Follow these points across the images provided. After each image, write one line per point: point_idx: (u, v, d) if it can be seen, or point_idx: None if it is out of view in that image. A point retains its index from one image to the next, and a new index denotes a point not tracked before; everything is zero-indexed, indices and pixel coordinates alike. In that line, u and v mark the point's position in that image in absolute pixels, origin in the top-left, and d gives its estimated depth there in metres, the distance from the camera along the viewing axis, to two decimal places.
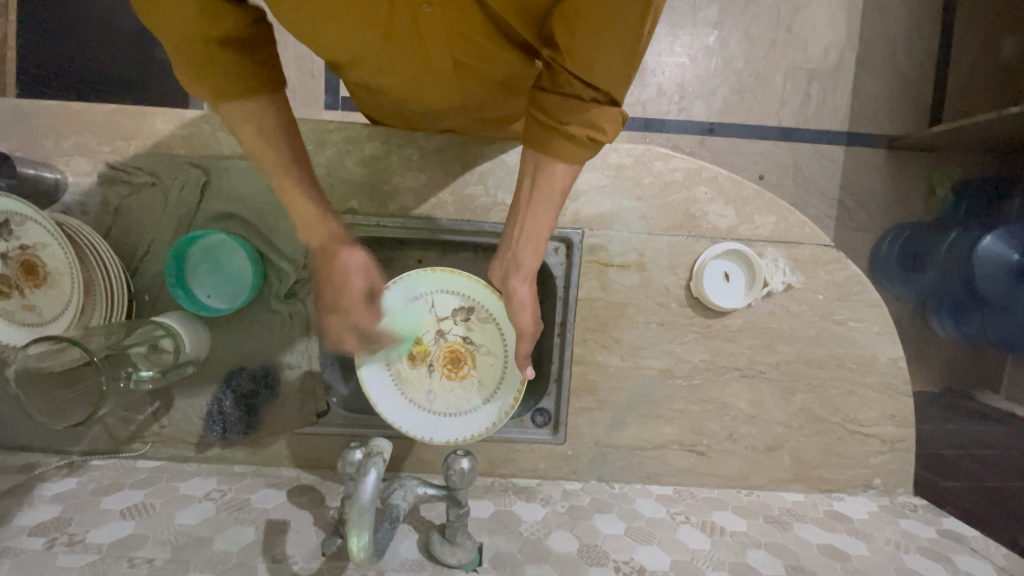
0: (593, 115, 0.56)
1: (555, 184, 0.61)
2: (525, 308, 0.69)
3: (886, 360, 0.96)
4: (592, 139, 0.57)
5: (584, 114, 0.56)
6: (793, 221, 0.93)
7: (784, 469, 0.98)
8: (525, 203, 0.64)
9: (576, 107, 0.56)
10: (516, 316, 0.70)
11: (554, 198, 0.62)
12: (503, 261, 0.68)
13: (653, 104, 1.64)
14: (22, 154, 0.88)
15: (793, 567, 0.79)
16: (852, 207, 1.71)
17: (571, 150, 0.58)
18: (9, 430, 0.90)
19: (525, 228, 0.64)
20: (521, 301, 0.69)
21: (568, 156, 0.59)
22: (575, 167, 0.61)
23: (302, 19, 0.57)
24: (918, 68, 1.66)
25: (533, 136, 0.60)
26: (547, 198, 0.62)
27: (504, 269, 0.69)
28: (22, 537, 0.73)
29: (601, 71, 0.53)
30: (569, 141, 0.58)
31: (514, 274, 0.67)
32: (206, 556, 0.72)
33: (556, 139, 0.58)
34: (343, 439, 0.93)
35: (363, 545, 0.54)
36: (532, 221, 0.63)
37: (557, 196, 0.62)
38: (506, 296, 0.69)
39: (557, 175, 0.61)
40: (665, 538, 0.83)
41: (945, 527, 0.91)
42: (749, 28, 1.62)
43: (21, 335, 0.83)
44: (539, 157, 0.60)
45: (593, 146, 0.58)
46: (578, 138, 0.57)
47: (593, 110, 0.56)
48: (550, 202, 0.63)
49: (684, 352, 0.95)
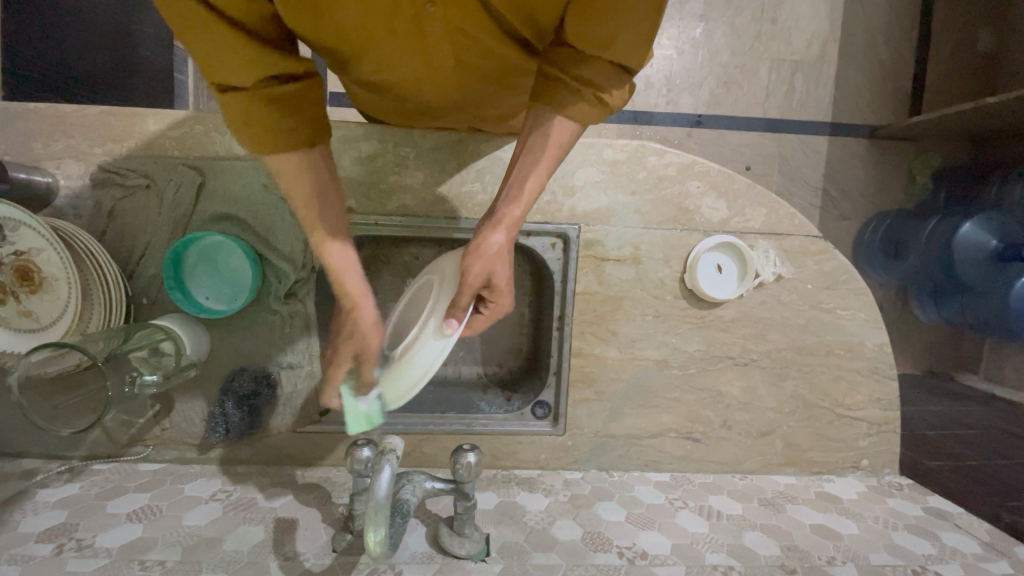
0: (609, 79, 0.58)
1: (551, 137, 0.60)
2: (479, 257, 0.59)
3: (872, 345, 1.00)
4: (602, 100, 0.59)
5: (602, 74, 0.58)
6: (782, 213, 0.96)
7: (777, 453, 1.02)
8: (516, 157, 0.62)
9: (590, 61, 0.58)
10: (466, 261, 0.58)
11: (554, 154, 0.60)
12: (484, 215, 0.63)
13: (641, 97, 1.66)
14: (11, 157, 0.86)
15: (788, 547, 0.83)
16: (836, 196, 1.74)
17: (584, 108, 0.59)
18: (7, 437, 0.89)
19: (511, 178, 0.61)
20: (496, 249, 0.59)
21: (575, 112, 0.59)
22: (578, 128, 0.61)
23: (309, 23, 0.57)
24: (899, 59, 1.70)
25: (540, 94, 0.60)
26: (539, 150, 0.60)
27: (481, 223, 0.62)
28: (29, 543, 0.73)
29: (618, 46, 0.56)
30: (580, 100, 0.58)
31: (490, 221, 0.60)
32: (218, 556, 0.73)
33: (566, 93, 0.59)
34: (347, 437, 0.94)
35: (380, 540, 0.55)
36: (518, 170, 0.61)
37: (554, 149, 0.60)
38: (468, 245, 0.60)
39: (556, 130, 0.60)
40: (665, 524, 0.86)
41: (930, 504, 0.95)
42: (734, 20, 1.63)
43: (17, 341, 0.83)
44: (541, 111, 0.60)
45: (605, 109, 0.60)
46: (589, 95, 0.58)
47: (611, 77, 0.58)
48: (546, 154, 0.60)
49: (679, 343, 0.97)
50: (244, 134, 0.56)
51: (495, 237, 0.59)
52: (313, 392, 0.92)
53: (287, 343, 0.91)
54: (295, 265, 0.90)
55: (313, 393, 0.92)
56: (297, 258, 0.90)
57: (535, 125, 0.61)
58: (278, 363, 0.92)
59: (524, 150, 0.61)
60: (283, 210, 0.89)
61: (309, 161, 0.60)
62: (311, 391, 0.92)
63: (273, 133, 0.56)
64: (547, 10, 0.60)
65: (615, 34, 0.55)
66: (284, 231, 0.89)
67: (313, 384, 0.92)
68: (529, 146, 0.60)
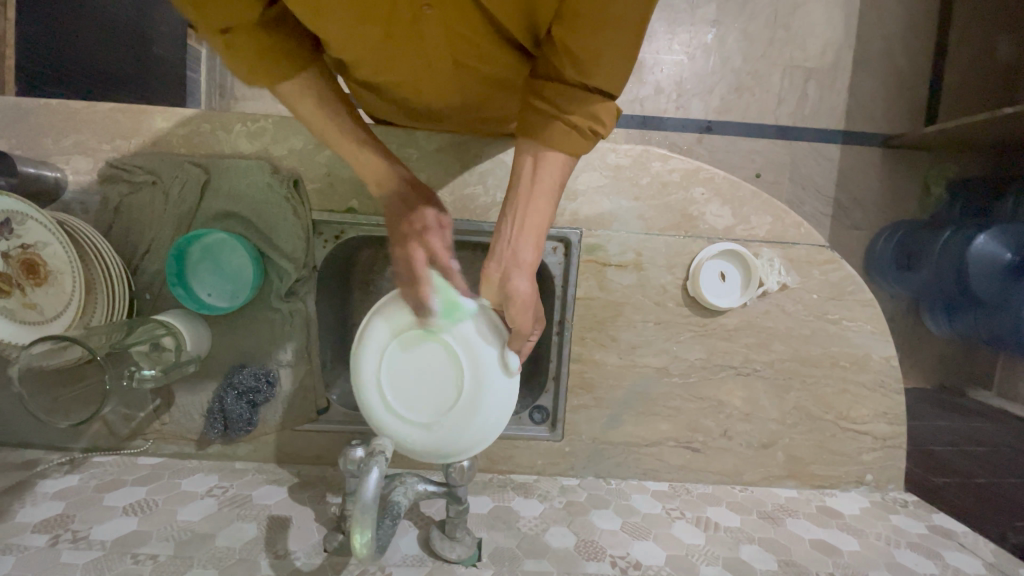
0: (596, 110, 0.58)
1: (552, 174, 0.60)
2: (526, 309, 0.60)
3: (879, 358, 0.98)
4: (594, 130, 0.59)
5: (588, 104, 0.57)
6: (789, 221, 0.94)
7: (778, 466, 1.00)
8: (523, 197, 0.61)
9: (581, 94, 0.57)
10: (516, 318, 0.60)
11: (553, 191, 0.61)
12: (499, 259, 0.61)
13: (650, 102, 1.65)
14: (22, 152, 0.88)
15: (785, 562, 0.81)
16: (847, 205, 1.72)
17: (573, 139, 0.58)
18: (11, 427, 0.90)
19: (524, 220, 0.60)
20: (525, 299, 0.60)
21: (569, 147, 0.59)
22: (570, 159, 0.61)
23: (312, 15, 0.56)
24: (915, 67, 1.67)
25: (533, 123, 0.60)
26: (544, 189, 0.60)
27: (501, 269, 0.61)
28: (26, 533, 0.74)
29: (604, 68, 0.55)
30: (572, 131, 0.58)
31: (515, 269, 0.60)
32: (210, 552, 0.73)
33: (552, 121, 0.58)
34: (343, 437, 0.94)
35: (366, 542, 0.55)
36: (532, 213, 0.60)
37: (555, 188, 0.61)
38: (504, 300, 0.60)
39: (554, 164, 0.60)
40: (661, 534, 0.85)
41: (934, 522, 0.93)
42: (747, 26, 1.62)
43: (22, 333, 0.84)
44: (538, 146, 0.60)
45: (595, 139, 0.60)
46: (579, 126, 0.58)
47: (597, 104, 0.58)
48: (551, 194, 0.61)
49: (680, 350, 0.96)
50: (254, 70, 0.56)
51: (524, 284, 0.60)
52: (312, 390, 0.93)
53: (286, 341, 0.92)
54: (296, 264, 0.90)
55: (311, 391, 0.93)
56: (299, 257, 0.90)
57: (536, 162, 0.60)
58: (277, 361, 0.92)
59: (531, 193, 0.60)
60: (286, 209, 0.89)
61: (314, 83, 0.61)
62: (310, 390, 0.93)
63: (276, 58, 0.57)
64: (543, 17, 0.60)
65: (602, 53, 0.54)
66: (286, 230, 0.90)
67: (311, 383, 0.93)
68: (537, 182, 0.60)
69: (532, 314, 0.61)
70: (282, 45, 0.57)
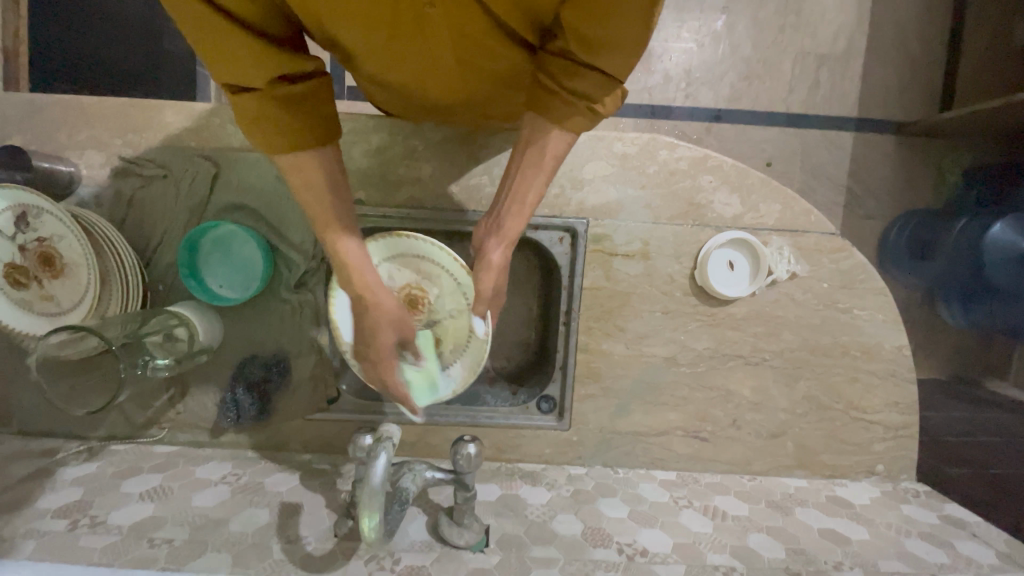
0: (602, 90, 0.58)
1: (552, 154, 0.61)
2: (493, 274, 0.65)
3: (890, 347, 0.97)
4: (595, 111, 0.59)
5: (593, 84, 0.57)
6: (798, 209, 0.93)
7: (787, 455, 1.00)
8: (516, 168, 0.63)
9: (584, 73, 0.57)
10: (480, 280, 0.65)
11: (550, 165, 0.62)
12: (488, 221, 0.66)
13: (659, 91, 1.63)
14: (37, 147, 0.90)
15: (795, 550, 0.81)
16: (860, 194, 1.69)
17: (577, 120, 0.59)
18: (30, 416, 0.93)
19: (513, 192, 0.63)
20: (492, 264, 0.64)
21: (575, 126, 0.60)
22: (572, 138, 0.61)
23: (318, 15, 0.56)
24: (930, 51, 1.63)
25: (539, 107, 0.60)
26: (537, 164, 0.62)
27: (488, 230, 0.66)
28: (46, 518, 0.76)
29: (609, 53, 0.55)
30: (575, 112, 0.59)
31: (496, 237, 0.64)
32: (224, 537, 0.75)
33: (560, 105, 0.59)
34: (353, 425, 0.95)
35: (374, 526, 0.56)
36: (519, 187, 0.62)
37: (551, 164, 0.62)
38: (476, 258, 0.65)
39: (554, 144, 0.61)
40: (668, 522, 0.85)
41: (947, 512, 0.93)
42: (756, 12, 1.59)
43: (41, 325, 0.86)
44: (541, 124, 0.61)
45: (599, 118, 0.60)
46: (583, 107, 0.58)
47: (603, 87, 0.58)
48: (544, 167, 0.62)
49: (688, 340, 0.96)
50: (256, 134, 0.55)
51: (497, 254, 0.64)
52: (322, 380, 0.94)
53: (296, 332, 0.93)
54: (305, 254, 0.91)
55: (322, 381, 0.94)
56: (308, 249, 0.91)
57: (532, 139, 0.61)
58: (288, 352, 0.93)
59: (522, 165, 0.62)
60: (295, 201, 0.90)
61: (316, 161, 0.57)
62: (320, 379, 0.94)
63: (279, 129, 0.54)
64: (545, 10, 0.59)
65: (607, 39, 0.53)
66: (295, 221, 0.91)
67: (321, 373, 0.94)
68: (529, 152, 0.62)
69: (493, 280, 0.65)
70: (287, 108, 0.54)
